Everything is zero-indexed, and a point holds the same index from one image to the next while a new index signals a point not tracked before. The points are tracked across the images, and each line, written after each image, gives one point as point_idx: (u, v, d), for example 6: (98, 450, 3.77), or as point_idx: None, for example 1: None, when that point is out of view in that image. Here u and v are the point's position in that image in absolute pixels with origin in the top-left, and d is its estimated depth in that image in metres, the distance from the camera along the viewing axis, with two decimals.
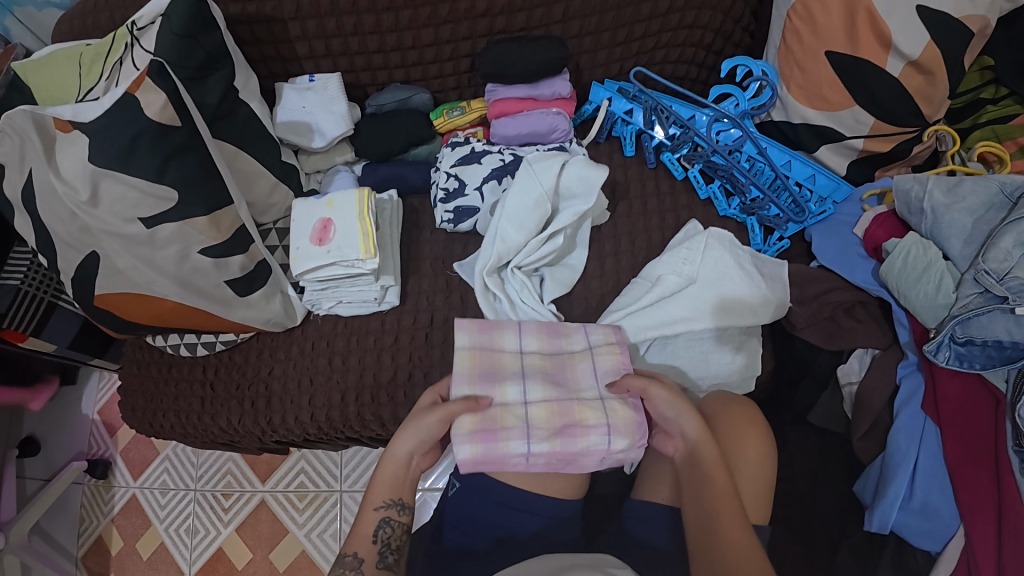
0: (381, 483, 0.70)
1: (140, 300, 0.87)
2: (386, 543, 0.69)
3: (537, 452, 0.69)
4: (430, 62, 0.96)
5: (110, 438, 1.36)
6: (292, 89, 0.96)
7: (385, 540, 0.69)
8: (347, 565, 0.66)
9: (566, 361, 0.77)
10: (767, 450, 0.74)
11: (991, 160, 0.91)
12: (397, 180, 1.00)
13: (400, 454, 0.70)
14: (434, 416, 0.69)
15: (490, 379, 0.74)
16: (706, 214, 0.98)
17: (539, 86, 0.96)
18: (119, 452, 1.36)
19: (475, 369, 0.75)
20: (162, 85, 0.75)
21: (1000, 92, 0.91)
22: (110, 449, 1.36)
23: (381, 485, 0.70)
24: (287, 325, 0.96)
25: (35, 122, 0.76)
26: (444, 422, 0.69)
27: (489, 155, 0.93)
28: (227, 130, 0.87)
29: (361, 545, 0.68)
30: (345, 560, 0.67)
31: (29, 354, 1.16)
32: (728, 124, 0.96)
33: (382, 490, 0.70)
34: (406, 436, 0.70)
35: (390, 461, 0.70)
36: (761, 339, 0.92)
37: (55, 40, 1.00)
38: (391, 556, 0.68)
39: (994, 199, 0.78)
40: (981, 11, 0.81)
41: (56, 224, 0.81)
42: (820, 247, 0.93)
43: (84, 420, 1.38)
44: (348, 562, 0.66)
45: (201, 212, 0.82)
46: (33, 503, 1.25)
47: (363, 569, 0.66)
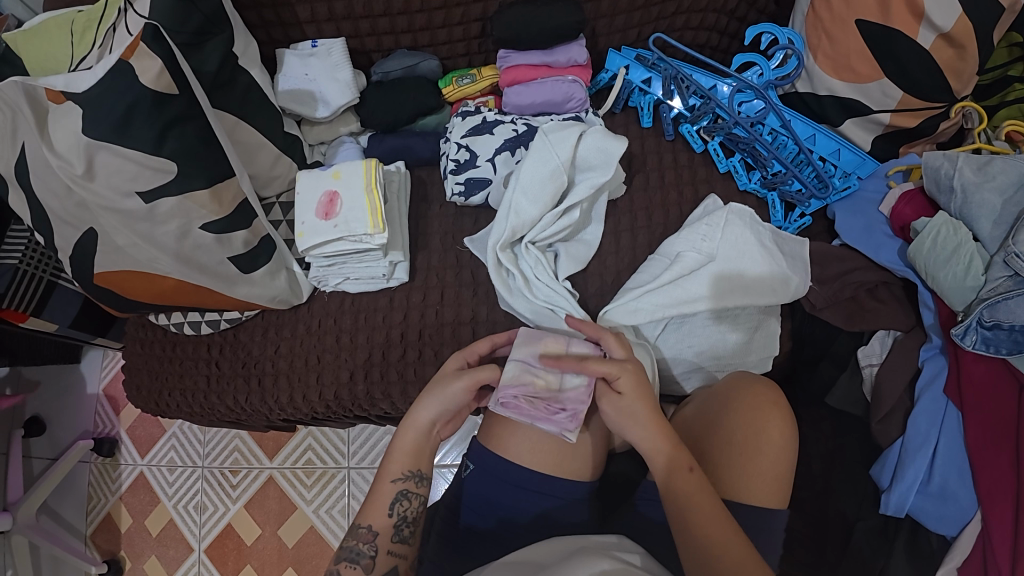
0: (400, 455, 0.71)
1: (140, 277, 0.85)
2: (401, 517, 0.70)
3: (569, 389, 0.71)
4: (439, 26, 0.91)
5: (116, 416, 1.35)
6: (294, 55, 0.91)
7: (401, 513, 0.70)
8: (360, 537, 0.68)
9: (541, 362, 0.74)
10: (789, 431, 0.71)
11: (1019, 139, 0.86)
12: (405, 151, 0.95)
13: (422, 423, 0.71)
14: (460, 382, 0.71)
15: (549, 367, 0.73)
16: (726, 189, 0.93)
17: (554, 53, 0.91)
18: (125, 430, 1.35)
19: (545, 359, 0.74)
20: (157, 51, 0.71)
21: None
22: (116, 428, 1.35)
23: (401, 456, 0.71)
24: (292, 302, 0.93)
25: (27, 93, 0.71)
26: (471, 389, 0.71)
27: (501, 125, 0.88)
28: (226, 99, 0.83)
29: (377, 517, 0.69)
30: (361, 528, 0.68)
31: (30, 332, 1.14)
32: (751, 95, 0.92)
33: (399, 460, 0.70)
34: (427, 403, 0.71)
35: (413, 429, 0.71)
36: (780, 319, 0.90)
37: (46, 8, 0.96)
38: (406, 529, 0.70)
39: None
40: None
41: (51, 199, 0.78)
42: (844, 225, 0.90)
43: (89, 397, 1.37)
44: (362, 534, 0.68)
45: (203, 185, 0.78)
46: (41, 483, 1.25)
47: (378, 542, 0.68)
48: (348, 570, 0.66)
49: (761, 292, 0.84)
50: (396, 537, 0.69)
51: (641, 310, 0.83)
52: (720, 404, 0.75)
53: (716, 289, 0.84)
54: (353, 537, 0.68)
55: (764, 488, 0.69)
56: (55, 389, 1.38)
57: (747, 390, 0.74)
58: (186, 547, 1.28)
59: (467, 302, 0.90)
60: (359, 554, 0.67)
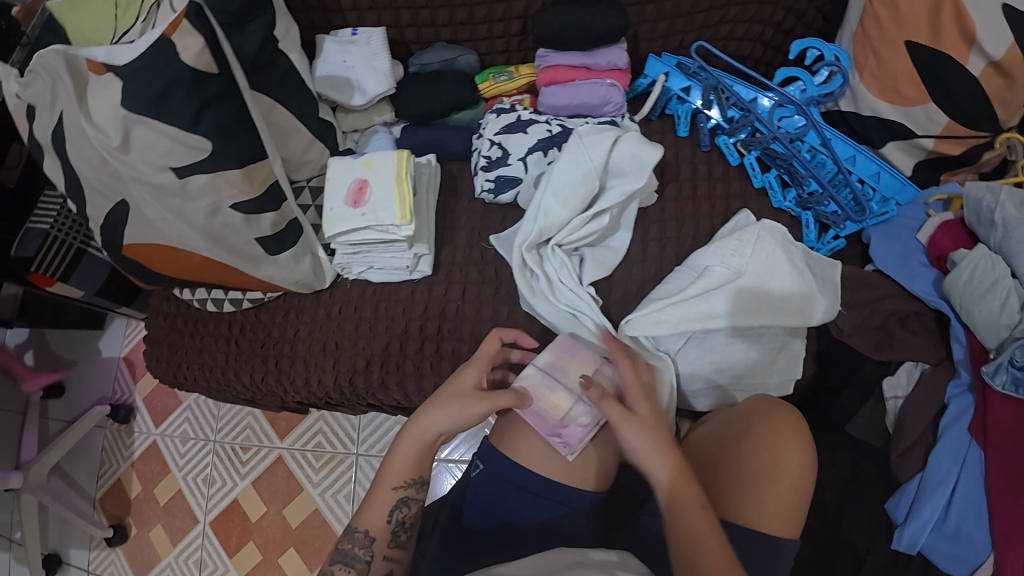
0: (400, 462, 0.71)
1: (166, 251, 0.85)
2: (400, 523, 0.71)
3: (576, 411, 0.74)
4: (480, 22, 0.90)
5: (133, 384, 1.37)
6: (333, 42, 0.91)
7: (400, 520, 0.71)
8: (357, 542, 0.70)
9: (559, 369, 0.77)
10: (810, 461, 0.69)
11: None
12: (437, 144, 0.94)
13: (427, 432, 0.71)
14: (471, 368, 0.73)
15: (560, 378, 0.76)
16: (759, 205, 0.91)
17: (594, 55, 0.89)
18: (141, 399, 1.37)
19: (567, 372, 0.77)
20: (200, 28, 0.71)
21: None
22: (133, 396, 1.37)
23: (401, 465, 0.71)
24: (315, 287, 0.93)
25: (68, 63, 0.74)
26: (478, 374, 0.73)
27: (536, 125, 0.87)
28: (265, 81, 0.83)
29: (372, 522, 0.70)
30: (361, 528, 0.70)
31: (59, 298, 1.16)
32: (792, 110, 0.91)
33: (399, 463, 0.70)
34: (435, 412, 0.71)
35: (417, 437, 0.71)
36: (806, 341, 0.88)
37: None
38: (404, 535, 0.71)
39: None
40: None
41: (85, 168, 0.79)
42: (879, 250, 0.88)
43: (111, 362, 1.39)
44: (358, 539, 0.70)
45: (234, 165, 0.78)
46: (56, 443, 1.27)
47: (374, 547, 0.70)
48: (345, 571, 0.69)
49: (787, 313, 0.83)
50: (395, 532, 0.71)
51: (664, 321, 0.82)
52: (741, 427, 0.74)
53: (742, 307, 0.82)
54: (351, 540, 0.70)
55: (777, 514, 0.68)
56: (77, 353, 1.40)
57: (772, 420, 0.72)
58: (192, 518, 1.29)
59: (489, 300, 0.90)
60: (354, 558, 0.69)
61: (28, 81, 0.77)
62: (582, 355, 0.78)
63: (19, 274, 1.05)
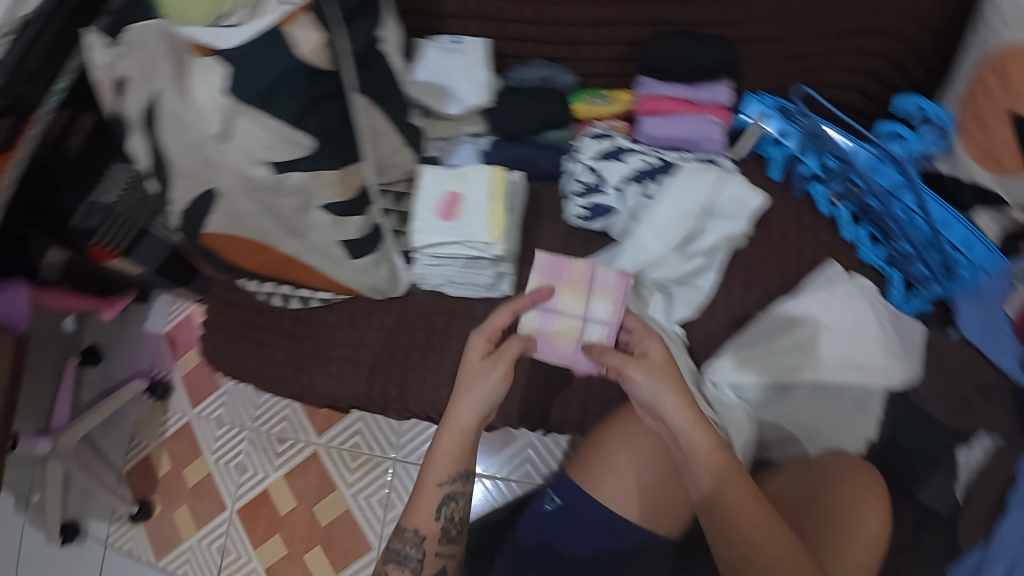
0: (441, 459, 0.70)
1: (247, 244, 0.84)
2: (448, 518, 0.71)
3: (596, 327, 0.78)
4: (585, 43, 0.89)
5: (173, 361, 1.36)
6: (434, 48, 0.89)
7: (448, 515, 0.71)
8: (409, 540, 0.70)
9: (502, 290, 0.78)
10: (885, 522, 0.69)
11: None
12: (526, 163, 0.92)
13: (464, 423, 0.70)
14: (499, 372, 0.70)
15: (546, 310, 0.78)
16: (846, 257, 0.91)
17: (699, 89, 0.89)
18: (179, 377, 1.36)
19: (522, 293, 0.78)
20: (321, 24, 0.70)
21: None
22: (172, 373, 1.36)
23: (445, 461, 0.70)
24: (388, 294, 0.91)
25: (167, 40, 0.72)
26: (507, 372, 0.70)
27: (635, 155, 0.85)
28: (368, 81, 0.80)
29: (423, 522, 0.70)
30: (413, 528, 0.70)
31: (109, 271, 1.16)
32: (891, 165, 0.88)
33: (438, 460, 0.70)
34: (464, 402, 0.70)
35: (456, 431, 0.70)
36: (887, 403, 0.85)
37: None
38: (455, 530, 0.71)
39: None
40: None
41: (176, 152, 0.76)
42: (966, 317, 0.87)
43: (151, 337, 1.38)
44: (409, 538, 0.70)
45: (332, 165, 0.77)
46: (85, 415, 1.24)
47: (425, 545, 0.70)
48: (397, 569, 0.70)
49: (871, 375, 0.82)
50: (445, 528, 0.71)
51: (749, 368, 0.82)
52: (817, 479, 0.73)
53: (827, 362, 0.82)
54: (403, 539, 0.70)
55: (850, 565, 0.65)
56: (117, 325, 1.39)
57: (851, 471, 0.73)
58: (219, 504, 1.28)
59: None
60: (407, 557, 0.70)
61: (121, 53, 0.76)
62: (573, 273, 0.79)
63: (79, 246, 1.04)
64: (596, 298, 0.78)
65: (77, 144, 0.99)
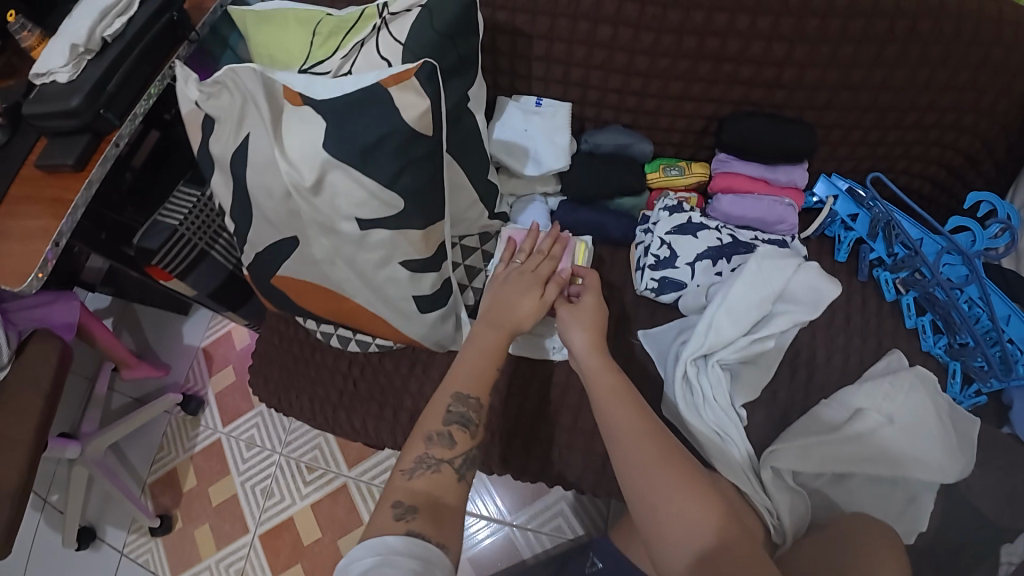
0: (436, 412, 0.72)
1: (320, 290, 0.83)
2: (463, 418, 0.72)
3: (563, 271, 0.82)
4: (665, 114, 0.90)
5: (209, 377, 1.34)
6: (517, 108, 0.90)
7: (462, 417, 0.72)
8: (432, 443, 0.70)
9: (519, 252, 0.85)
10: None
11: None
12: (596, 228, 0.93)
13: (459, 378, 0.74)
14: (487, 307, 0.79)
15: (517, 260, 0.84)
16: (908, 345, 0.91)
17: (776, 170, 0.90)
18: (213, 393, 1.33)
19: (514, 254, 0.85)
20: (428, 90, 0.71)
21: None
22: (206, 388, 1.33)
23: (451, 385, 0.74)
24: (449, 347, 0.90)
25: (265, 85, 0.74)
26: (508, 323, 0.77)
27: (707, 231, 0.87)
28: (452, 138, 0.83)
29: (432, 422, 0.71)
30: (435, 439, 0.70)
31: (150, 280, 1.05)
32: (958, 259, 0.90)
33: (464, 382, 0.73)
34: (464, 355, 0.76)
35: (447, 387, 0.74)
36: (938, 496, 0.86)
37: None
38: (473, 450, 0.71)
39: None
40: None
41: (264, 199, 0.77)
42: (1022, 416, 0.89)
43: (188, 350, 1.36)
44: (437, 441, 0.69)
45: (418, 224, 0.77)
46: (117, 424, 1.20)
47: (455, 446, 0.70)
48: (458, 433, 0.71)
49: (929, 469, 0.82)
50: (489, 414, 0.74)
51: (810, 456, 0.81)
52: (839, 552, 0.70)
53: (886, 455, 0.82)
54: (462, 405, 0.73)
55: None
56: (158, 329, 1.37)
57: (876, 538, 0.71)
58: (241, 526, 1.24)
59: None
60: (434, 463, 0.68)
61: (215, 92, 0.75)
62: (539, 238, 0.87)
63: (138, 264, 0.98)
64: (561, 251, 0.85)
65: (143, 160, 0.99)
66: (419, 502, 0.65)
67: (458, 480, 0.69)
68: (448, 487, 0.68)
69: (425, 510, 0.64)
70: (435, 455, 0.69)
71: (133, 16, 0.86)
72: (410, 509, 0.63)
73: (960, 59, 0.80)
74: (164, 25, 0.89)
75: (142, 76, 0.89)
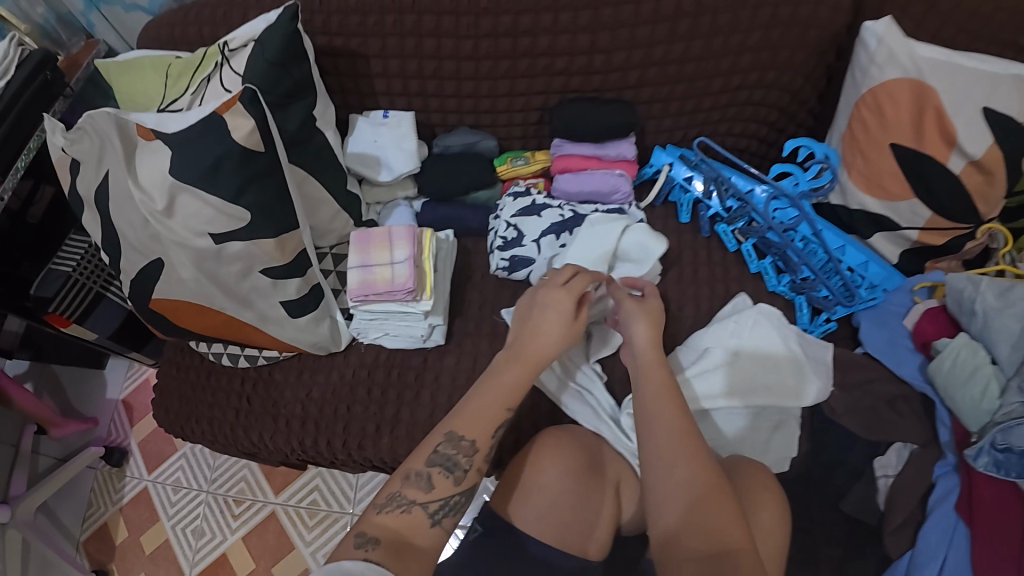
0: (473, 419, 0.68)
1: (193, 309, 0.89)
2: (449, 458, 0.67)
3: (400, 263, 0.88)
4: (500, 111, 0.99)
5: (130, 428, 1.30)
6: (366, 123, 0.99)
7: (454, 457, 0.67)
8: (410, 482, 0.65)
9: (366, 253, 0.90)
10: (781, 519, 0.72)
11: None
12: (454, 221, 1.01)
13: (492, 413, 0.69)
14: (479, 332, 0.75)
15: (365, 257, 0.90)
16: (756, 288, 0.99)
17: (606, 147, 0.99)
18: (137, 442, 1.29)
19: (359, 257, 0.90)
20: (253, 113, 0.78)
21: None
22: (129, 439, 1.29)
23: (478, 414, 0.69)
24: (331, 350, 0.96)
25: (118, 127, 0.79)
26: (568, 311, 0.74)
27: (549, 209, 0.96)
28: (300, 155, 0.90)
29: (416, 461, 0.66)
30: (412, 479, 0.65)
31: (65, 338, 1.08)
32: (786, 203, 0.98)
33: (470, 425, 0.68)
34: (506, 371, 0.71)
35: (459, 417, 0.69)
36: (801, 420, 0.91)
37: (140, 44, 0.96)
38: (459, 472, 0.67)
39: None
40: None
41: (127, 228, 0.83)
42: (868, 333, 0.94)
43: (106, 404, 1.32)
44: (415, 481, 0.65)
45: (270, 234, 0.84)
46: (44, 481, 1.14)
47: (475, 457, 0.67)
48: (439, 476, 0.66)
49: (781, 394, 0.88)
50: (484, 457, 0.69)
51: None
52: None
53: (741, 390, 0.88)
54: (452, 447, 0.67)
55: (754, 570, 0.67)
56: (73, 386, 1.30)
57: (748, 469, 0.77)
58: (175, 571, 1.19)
59: None
60: (454, 464, 0.67)
61: (76, 138, 0.80)
62: (377, 235, 0.91)
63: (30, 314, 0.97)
64: (393, 246, 0.90)
65: (39, 213, 0.96)
66: (383, 536, 0.61)
67: (432, 524, 0.64)
68: (418, 528, 0.63)
69: (386, 543, 0.59)
70: (409, 495, 0.65)
71: (10, 79, 0.88)
72: (372, 537, 0.59)
73: (750, 21, 0.87)
74: (39, 85, 0.90)
75: (20, 133, 0.89)
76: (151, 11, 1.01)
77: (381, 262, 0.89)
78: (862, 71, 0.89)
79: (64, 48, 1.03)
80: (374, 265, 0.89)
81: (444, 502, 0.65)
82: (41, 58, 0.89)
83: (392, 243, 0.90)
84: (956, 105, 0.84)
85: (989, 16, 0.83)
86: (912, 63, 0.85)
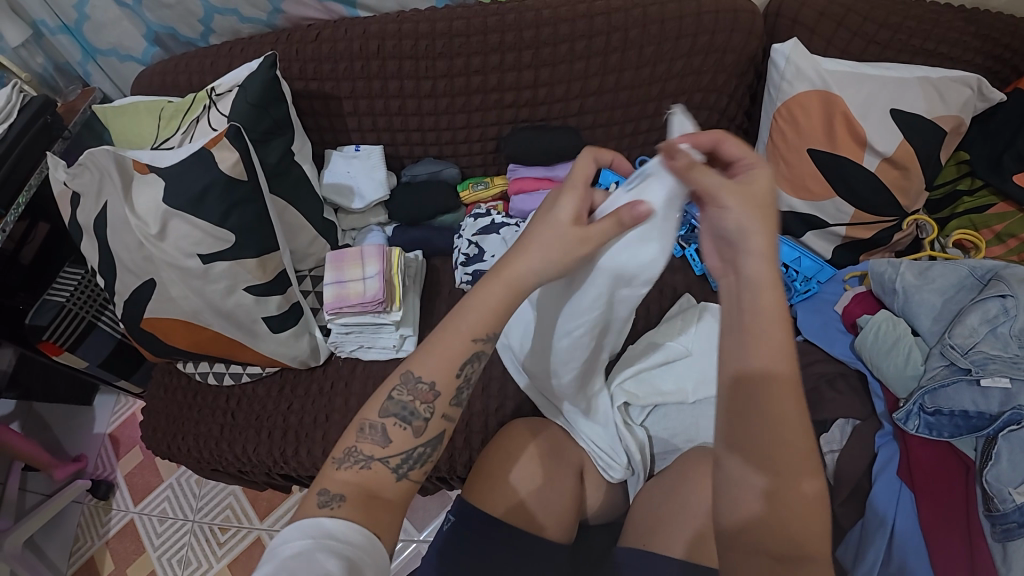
0: (480, 313, 0.60)
1: (184, 326, 0.95)
2: (407, 409, 0.60)
3: (370, 277, 0.96)
4: (461, 142, 1.10)
5: (117, 461, 1.33)
6: (340, 156, 1.10)
7: (409, 406, 0.60)
8: (362, 437, 0.60)
9: (345, 271, 0.98)
10: None
11: (968, 246, 1.00)
12: (423, 243, 1.12)
13: (485, 314, 0.60)
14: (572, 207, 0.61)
15: (340, 274, 0.98)
16: (701, 289, 1.08)
17: (556, 169, 1.10)
18: (122, 476, 1.32)
19: (334, 274, 0.98)
20: (236, 145, 0.88)
21: (976, 184, 1.01)
22: (115, 472, 1.32)
23: (474, 315, 0.60)
24: (310, 364, 1.03)
25: (117, 162, 0.88)
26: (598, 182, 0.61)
27: (507, 227, 1.05)
28: (281, 185, 1.00)
29: (373, 413, 0.61)
30: (367, 433, 0.60)
31: (61, 369, 1.15)
32: None
33: (429, 361, 0.60)
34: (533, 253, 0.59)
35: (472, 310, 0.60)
36: None
37: (137, 93, 1.09)
38: (418, 421, 0.60)
39: (964, 281, 0.88)
40: (953, 112, 0.95)
41: (122, 252, 0.91)
42: (804, 321, 1.02)
43: (94, 439, 1.35)
44: (371, 435, 0.59)
45: (252, 254, 0.92)
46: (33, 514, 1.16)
47: (436, 404, 0.61)
48: (395, 429, 0.60)
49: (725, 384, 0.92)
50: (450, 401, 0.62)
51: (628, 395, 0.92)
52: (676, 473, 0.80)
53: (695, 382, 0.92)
54: (409, 393, 0.60)
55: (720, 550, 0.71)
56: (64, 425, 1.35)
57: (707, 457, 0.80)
58: None
59: None
60: (412, 414, 0.60)
61: (77, 172, 0.89)
62: (350, 254, 1.00)
63: (27, 342, 1.04)
64: (366, 262, 0.98)
65: (31, 255, 1.06)
66: (350, 492, 0.57)
67: (399, 480, 0.59)
68: (385, 485, 0.59)
69: (355, 498, 0.56)
70: (365, 451, 0.59)
71: (13, 122, 1.00)
72: (338, 495, 0.56)
73: (672, 52, 0.99)
74: (39, 127, 1.03)
75: (23, 170, 1.01)
76: (143, 61, 1.14)
77: (353, 279, 0.97)
78: (776, 88, 1.00)
79: (63, 95, 1.18)
80: (349, 282, 0.97)
81: (406, 456, 0.60)
82: (42, 103, 1.03)
83: (364, 260, 0.99)
84: (863, 111, 0.96)
85: (901, 22, 0.96)
86: (818, 75, 0.96)
